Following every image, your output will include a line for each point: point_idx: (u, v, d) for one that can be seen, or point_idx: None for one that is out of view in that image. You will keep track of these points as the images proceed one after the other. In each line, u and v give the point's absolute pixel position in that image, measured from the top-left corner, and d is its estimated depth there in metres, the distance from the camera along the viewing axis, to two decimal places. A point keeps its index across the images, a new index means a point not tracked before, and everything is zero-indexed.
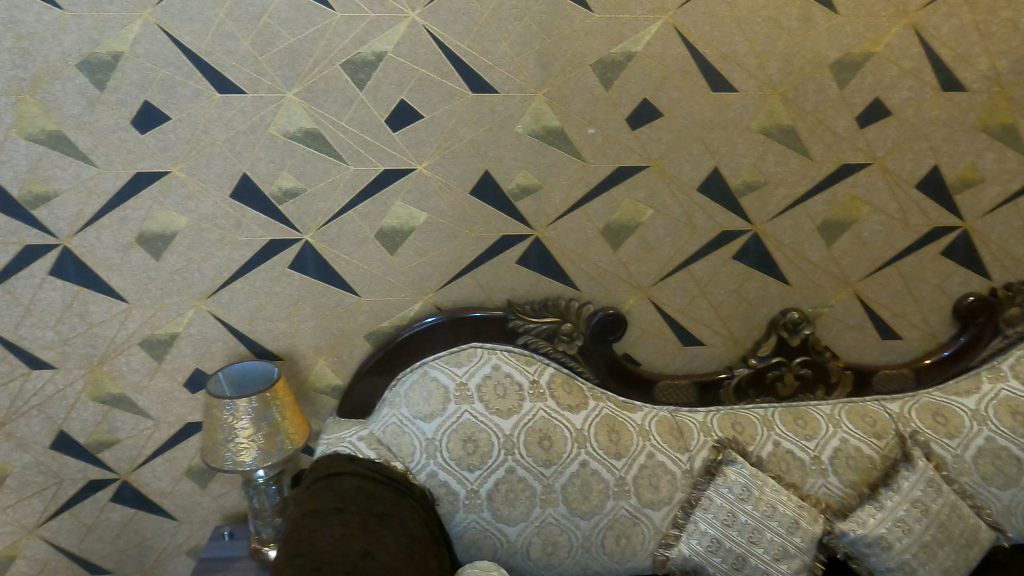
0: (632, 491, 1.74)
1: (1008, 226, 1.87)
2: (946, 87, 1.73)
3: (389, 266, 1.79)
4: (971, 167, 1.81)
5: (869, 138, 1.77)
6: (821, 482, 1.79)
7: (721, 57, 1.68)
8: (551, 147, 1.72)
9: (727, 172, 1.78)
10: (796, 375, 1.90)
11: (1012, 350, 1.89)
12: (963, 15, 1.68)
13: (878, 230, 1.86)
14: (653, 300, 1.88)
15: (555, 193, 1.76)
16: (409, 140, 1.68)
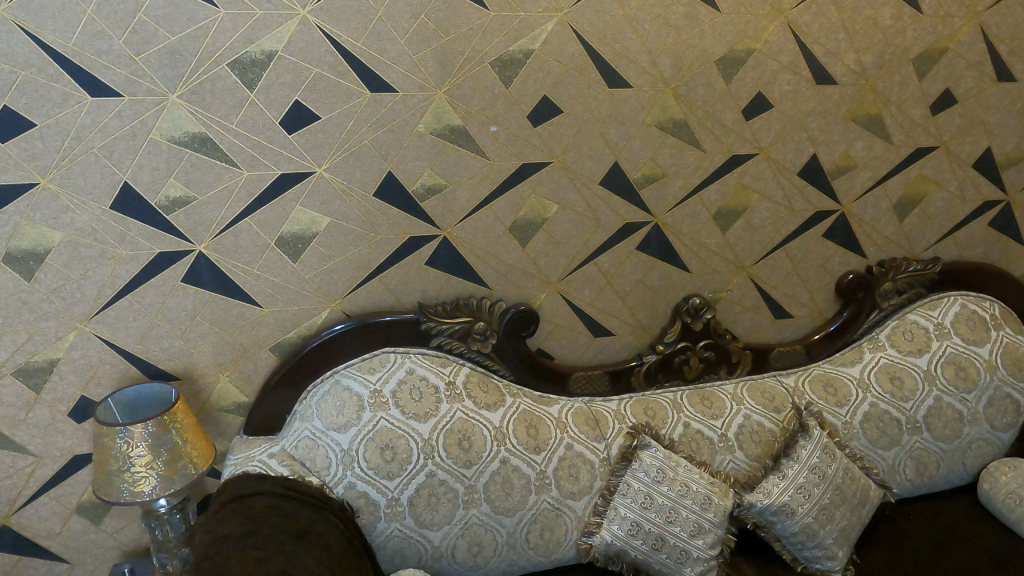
0: (554, 484, 1.76)
1: (878, 208, 2.03)
2: (820, 80, 1.86)
3: (294, 274, 1.72)
4: (844, 155, 1.95)
5: (755, 130, 1.87)
6: (730, 458, 1.89)
7: (616, 54, 1.73)
8: (457, 145, 1.71)
9: (628, 165, 1.83)
10: (701, 357, 1.98)
11: (887, 321, 2.06)
12: (831, 14, 1.81)
13: (767, 216, 1.97)
14: (565, 294, 1.91)
15: (462, 192, 1.75)
16: (308, 142, 1.62)
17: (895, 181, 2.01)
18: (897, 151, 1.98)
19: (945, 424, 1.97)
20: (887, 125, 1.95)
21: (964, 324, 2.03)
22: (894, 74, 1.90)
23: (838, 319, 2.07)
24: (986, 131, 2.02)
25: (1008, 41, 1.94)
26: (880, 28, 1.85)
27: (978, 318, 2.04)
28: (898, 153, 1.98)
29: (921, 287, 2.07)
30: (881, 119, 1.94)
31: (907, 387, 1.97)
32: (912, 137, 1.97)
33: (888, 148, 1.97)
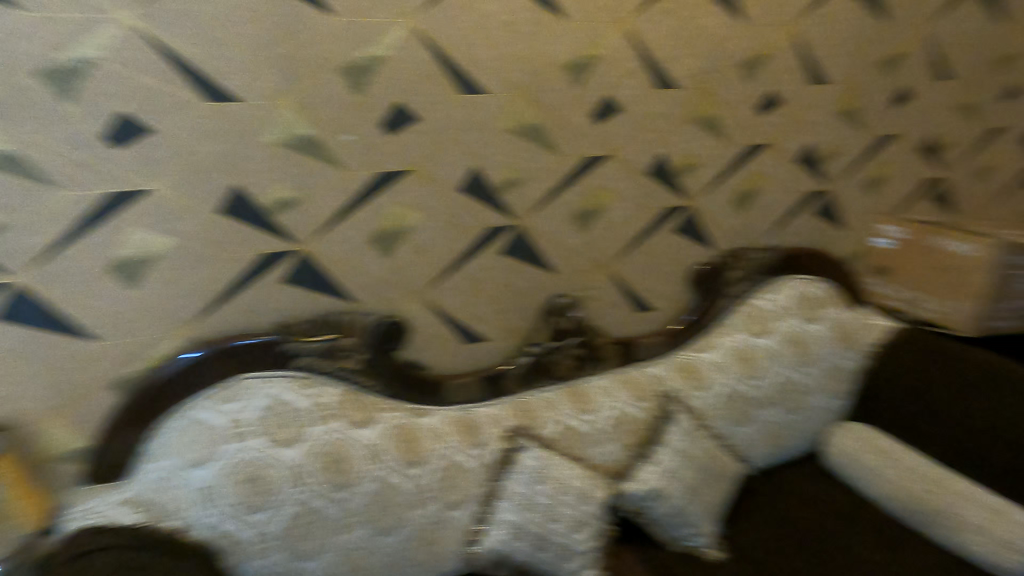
0: (430, 499, 1.66)
1: (726, 199, 2.08)
2: (670, 80, 1.89)
3: (126, 308, 1.48)
4: (692, 152, 1.99)
5: (612, 130, 1.87)
6: (606, 454, 1.89)
7: (467, 57, 1.65)
8: (304, 153, 1.56)
9: (489, 170, 1.77)
10: (576, 355, 1.93)
11: (737, 308, 2.08)
12: (671, 18, 1.83)
13: (631, 214, 1.98)
14: (434, 305, 1.80)
15: (315, 206, 1.60)
16: (129, 155, 1.40)
17: (749, 173, 2.07)
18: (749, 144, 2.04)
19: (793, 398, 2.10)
20: (728, 123, 2.00)
21: (814, 305, 2.13)
22: (741, 71, 1.95)
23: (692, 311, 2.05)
24: (827, 122, 2.12)
25: (839, 37, 2.04)
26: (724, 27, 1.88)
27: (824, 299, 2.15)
28: (742, 145, 2.04)
29: (762, 273, 2.10)
30: (733, 114, 1.98)
31: (758, 367, 2.05)
32: (751, 128, 2.03)
33: (732, 143, 2.03)
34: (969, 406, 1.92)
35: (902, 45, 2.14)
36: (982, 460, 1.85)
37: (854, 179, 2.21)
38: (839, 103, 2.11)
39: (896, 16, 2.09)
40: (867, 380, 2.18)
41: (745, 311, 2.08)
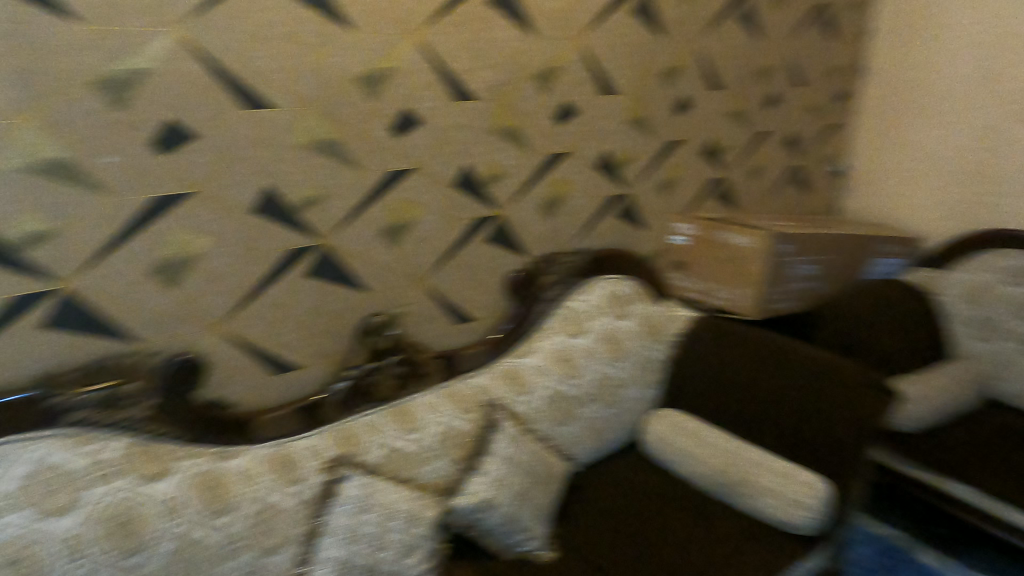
0: (441, 462, 1.35)
1: (739, 202, 2.03)
2: (715, 64, 1.82)
3: (285, 315, 1.28)
4: (707, 164, 1.91)
5: (680, 118, 1.79)
6: (678, 444, 1.54)
7: (589, 44, 1.55)
8: (435, 131, 1.37)
9: (589, 151, 1.63)
10: (636, 328, 1.67)
11: (805, 283, 1.77)
12: (524, 7, 1.43)
13: (687, 199, 1.89)
14: (478, 293, 1.54)
15: (446, 189, 1.42)
16: (293, 142, 1.21)
17: (763, 152, 2.05)
18: (764, 131, 2.03)
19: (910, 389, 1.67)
20: (707, 135, 1.88)
21: (883, 287, 1.91)
22: (760, 56, 1.93)
23: (771, 281, 1.67)
24: (817, 113, 2.19)
25: (833, 30, 2.13)
26: (747, 15, 1.85)
27: (901, 292, 1.92)
28: (748, 145, 1.99)
29: (831, 245, 1.80)
30: (752, 101, 1.96)
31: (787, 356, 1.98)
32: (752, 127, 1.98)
33: (737, 149, 1.98)
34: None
35: (928, 26, 2.09)
36: None
37: (834, 166, 2.34)
38: (829, 96, 2.22)
39: (877, 19, 2.24)
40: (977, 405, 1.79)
41: (820, 287, 1.83)
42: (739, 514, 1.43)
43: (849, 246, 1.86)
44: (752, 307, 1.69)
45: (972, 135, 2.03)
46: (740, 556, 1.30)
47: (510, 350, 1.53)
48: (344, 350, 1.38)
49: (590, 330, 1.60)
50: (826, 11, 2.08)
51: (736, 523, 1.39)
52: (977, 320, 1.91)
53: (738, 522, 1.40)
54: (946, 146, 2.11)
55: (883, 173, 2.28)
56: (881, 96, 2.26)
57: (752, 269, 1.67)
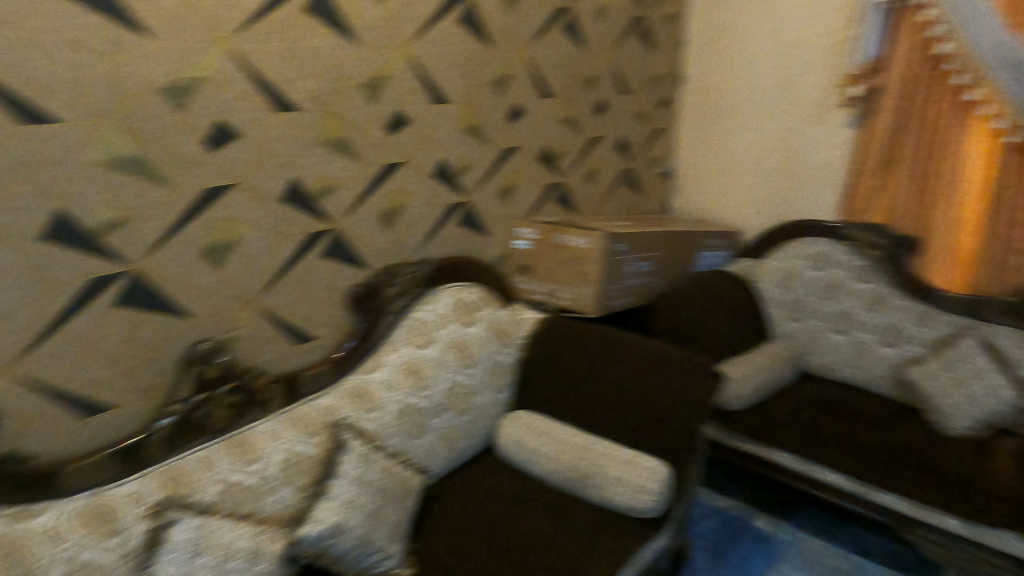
0: (285, 490, 1.26)
1: (576, 205, 2.12)
2: (544, 73, 1.89)
3: (92, 351, 1.15)
4: (543, 169, 1.97)
5: (514, 126, 1.84)
6: (532, 445, 1.56)
7: (416, 54, 1.55)
8: (255, 145, 1.30)
9: (426, 160, 1.63)
10: (484, 333, 1.68)
11: (637, 279, 1.89)
12: (345, 16, 1.39)
13: (527, 204, 1.95)
14: (317, 310, 1.49)
15: (273, 204, 1.36)
16: (88, 159, 1.09)
17: (596, 157, 2.16)
18: (595, 136, 2.13)
19: (732, 370, 1.82)
20: (542, 142, 1.94)
21: (709, 276, 2.07)
22: (586, 66, 2.02)
23: (608, 279, 1.77)
24: (643, 119, 2.34)
25: (651, 41, 2.28)
26: (571, 26, 1.93)
27: (725, 281, 2.09)
28: (580, 150, 2.08)
29: (659, 243, 1.94)
30: (582, 108, 2.05)
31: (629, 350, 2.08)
32: (583, 133, 2.08)
33: (571, 155, 2.06)
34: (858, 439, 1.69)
35: (731, 38, 2.31)
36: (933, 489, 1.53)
37: (661, 168, 2.51)
38: (653, 103, 2.37)
39: (690, 31, 2.43)
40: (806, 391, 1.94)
41: (652, 281, 1.96)
42: (594, 506, 1.46)
43: (674, 242, 2.01)
44: (593, 304, 1.77)
45: (777, 136, 2.26)
46: (594, 547, 1.32)
47: (356, 367, 1.48)
48: (165, 383, 1.27)
49: (438, 340, 1.59)
50: (643, 23, 2.22)
51: (589, 515, 1.42)
52: (787, 301, 2.14)
53: (592, 514, 1.43)
54: (755, 146, 2.33)
55: (705, 171, 2.48)
56: (699, 102, 2.45)
57: (590, 269, 1.74)
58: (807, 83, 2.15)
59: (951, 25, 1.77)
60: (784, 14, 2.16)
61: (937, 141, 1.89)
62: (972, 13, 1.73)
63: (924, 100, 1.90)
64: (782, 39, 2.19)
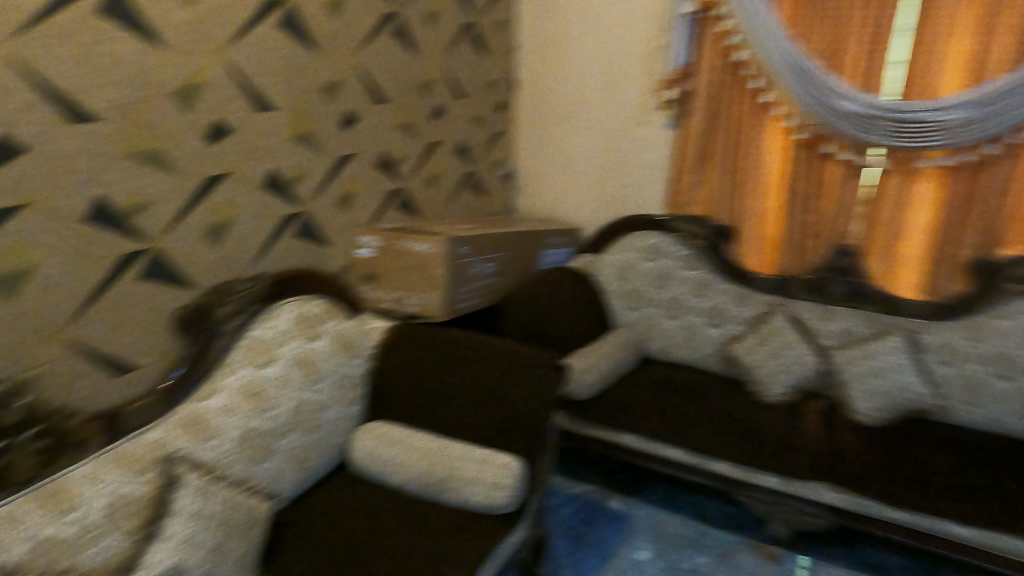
0: (109, 539, 1.14)
1: (418, 210, 2.12)
2: (376, 78, 1.87)
3: None
4: (382, 175, 1.95)
5: (348, 132, 1.80)
6: (387, 455, 1.53)
7: (235, 59, 1.47)
8: (46, 159, 1.17)
9: (253, 170, 1.55)
10: (330, 347, 1.62)
11: (481, 279, 1.95)
12: (147, 19, 1.29)
13: (368, 212, 1.92)
14: (136, 336, 1.37)
15: (73, 225, 1.23)
16: None
17: (436, 161, 2.17)
18: (433, 141, 2.14)
19: (577, 361, 1.90)
20: (379, 147, 1.92)
21: (553, 273, 2.15)
22: (419, 71, 2.03)
23: (453, 282, 1.80)
24: (481, 123, 2.38)
25: (483, 47, 2.33)
26: (401, 32, 1.92)
27: (568, 276, 2.19)
28: (419, 155, 2.08)
29: (500, 244, 2.01)
30: (419, 114, 2.05)
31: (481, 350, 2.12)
32: (420, 138, 2.08)
33: (410, 160, 2.05)
34: (701, 416, 1.82)
35: (557, 45, 2.42)
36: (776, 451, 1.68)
37: (501, 170, 2.57)
38: (490, 107, 2.43)
39: (520, 37, 2.50)
40: (651, 378, 2.08)
41: (499, 280, 2.07)
42: (451, 509, 1.46)
43: (516, 243, 2.12)
44: (439, 309, 1.79)
45: (606, 136, 2.41)
46: (450, 552, 1.32)
47: (190, 395, 1.36)
48: None
49: (280, 358, 1.51)
50: (475, 29, 2.26)
51: (446, 519, 1.42)
52: (625, 291, 2.28)
53: (448, 517, 1.43)
54: (588, 147, 2.46)
55: (543, 172, 2.58)
56: (534, 106, 2.54)
57: (435, 274, 1.76)
58: (630, 87, 2.30)
59: (743, 35, 1.97)
60: (602, 23, 2.31)
61: (742, 140, 2.10)
62: (761, 26, 1.92)
63: (728, 102, 2.10)
64: (603, 46, 2.33)
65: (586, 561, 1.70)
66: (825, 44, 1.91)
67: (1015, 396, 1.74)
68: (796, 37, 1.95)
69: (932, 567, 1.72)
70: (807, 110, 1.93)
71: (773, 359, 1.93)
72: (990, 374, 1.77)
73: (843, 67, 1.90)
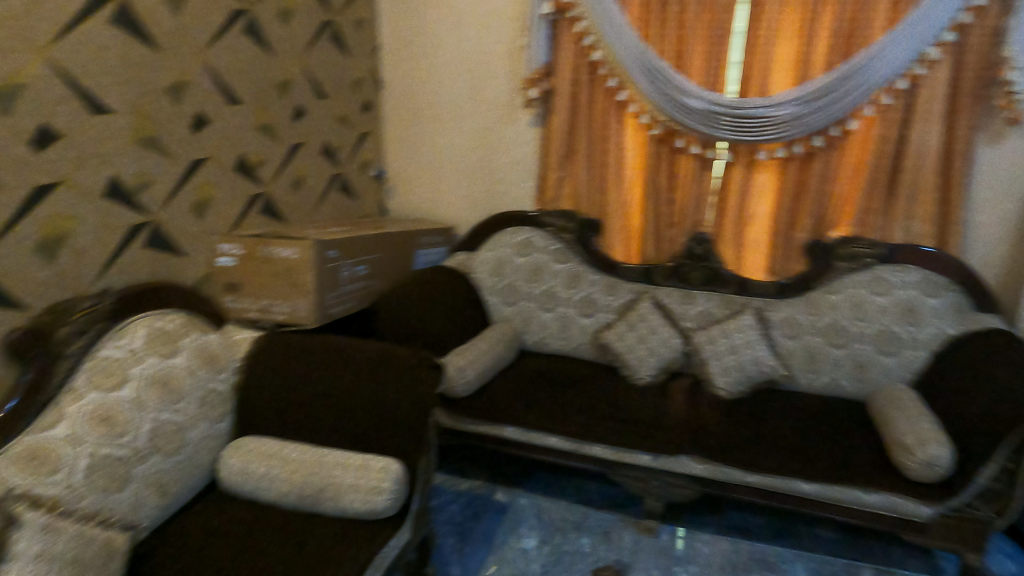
0: None
1: (281, 214, 2.04)
2: (228, 78, 1.78)
3: None
4: (240, 179, 1.86)
5: (200, 136, 1.71)
6: (257, 469, 1.47)
7: (62, 60, 1.34)
8: None
9: (89, 179, 1.43)
10: (189, 363, 1.53)
11: (353, 282, 1.94)
12: None
13: (226, 219, 1.83)
14: None
15: None
16: None
17: (299, 164, 2.10)
18: (295, 143, 2.07)
19: (455, 360, 1.89)
20: (235, 150, 1.83)
21: (428, 273, 2.16)
22: (276, 71, 1.95)
23: (323, 286, 1.79)
24: (346, 124, 2.34)
25: (345, 46, 2.28)
26: (254, 29, 1.84)
27: (443, 275, 2.20)
28: (280, 157, 2.01)
29: (370, 246, 2.01)
30: (278, 115, 1.98)
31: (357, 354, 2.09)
32: (281, 140, 2.01)
33: (271, 163, 1.97)
34: (577, 402, 1.89)
35: (421, 44, 2.42)
36: (647, 429, 1.76)
37: (370, 170, 2.53)
38: (355, 107, 2.39)
39: (382, 35, 2.47)
40: (530, 369, 2.11)
41: (371, 283, 2.05)
42: (331, 518, 1.42)
43: (387, 244, 2.11)
44: (311, 315, 1.77)
45: (475, 135, 2.44)
46: (335, 560, 1.29)
47: (27, 428, 1.22)
48: None
49: (132, 379, 1.39)
50: (334, 27, 2.21)
51: (325, 529, 1.38)
52: (500, 287, 2.31)
53: (328, 527, 1.39)
54: (457, 146, 2.48)
55: (413, 171, 2.58)
56: (401, 105, 2.52)
57: (304, 280, 1.75)
58: (495, 86, 2.35)
59: (597, 36, 2.07)
60: (464, 23, 2.33)
61: (602, 136, 2.20)
62: (612, 27, 2.02)
63: (587, 100, 2.19)
64: (466, 45, 2.35)
65: (473, 555, 1.72)
66: (672, 44, 2.03)
67: (846, 360, 1.95)
68: (646, 38, 2.06)
69: (785, 522, 1.90)
70: (658, 106, 2.04)
71: (641, 343, 2.03)
72: (827, 343, 1.97)
73: (689, 67, 2.03)
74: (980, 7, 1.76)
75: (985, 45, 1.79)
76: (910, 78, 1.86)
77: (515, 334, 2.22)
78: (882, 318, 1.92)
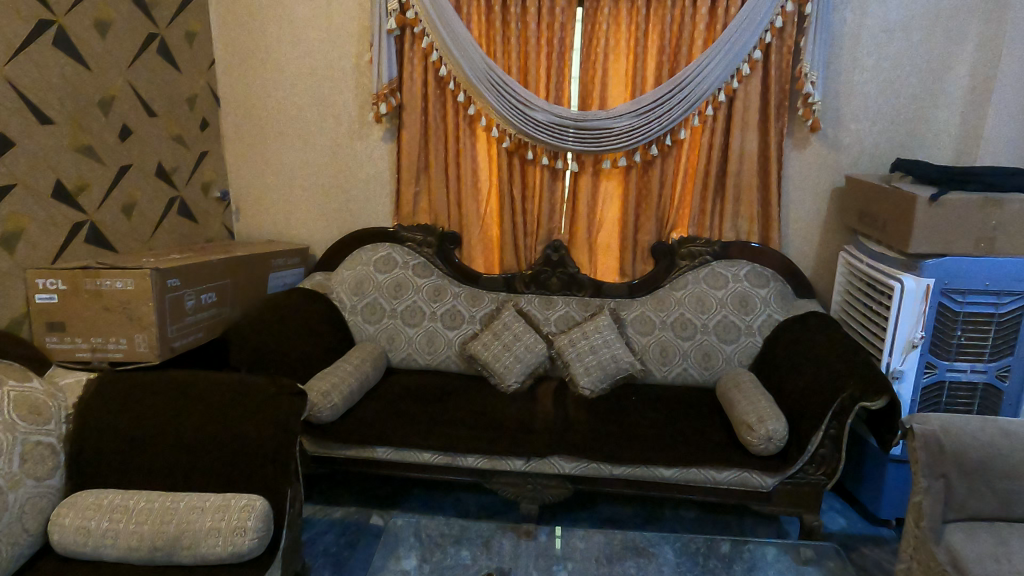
0: None
1: (111, 242, 1.86)
2: (37, 94, 1.60)
3: None
4: (59, 205, 1.68)
5: (5, 160, 1.52)
6: (95, 525, 1.31)
7: None
8: None
9: None
10: (6, 417, 1.33)
11: (198, 311, 1.81)
12: None
13: (42, 251, 1.64)
14: None
15: None
16: None
17: (129, 189, 1.93)
18: (123, 164, 1.90)
19: (319, 384, 1.81)
20: (50, 174, 1.65)
21: (283, 297, 2.07)
22: (95, 86, 1.79)
23: (166, 317, 1.68)
24: (182, 142, 2.18)
25: (175, 61, 2.13)
26: (66, 42, 1.67)
27: (300, 297, 2.11)
28: (106, 180, 1.84)
29: (218, 271, 1.90)
30: (101, 135, 1.81)
31: None
32: (106, 162, 1.83)
33: (95, 186, 1.80)
34: (447, 415, 1.88)
35: (261, 59, 2.32)
36: (517, 434, 1.79)
37: (213, 192, 2.38)
38: (191, 125, 2.24)
39: (219, 50, 2.34)
40: (397, 386, 2.07)
41: (220, 312, 1.93)
42: (187, 568, 1.31)
43: (236, 268, 1.99)
44: (153, 351, 1.65)
45: (326, 152, 2.37)
46: None
47: None
48: None
49: None
50: (163, 39, 2.06)
51: None
52: (362, 306, 2.23)
53: None
54: (307, 163, 2.40)
55: (261, 191, 2.46)
56: (243, 122, 2.40)
57: (143, 313, 1.62)
58: (344, 102, 2.31)
59: (442, 51, 2.10)
60: (308, 37, 2.27)
61: (455, 151, 2.22)
62: (458, 43, 2.05)
63: (438, 115, 2.21)
64: (309, 60, 2.29)
65: None
66: (516, 60, 2.10)
67: (694, 351, 2.09)
68: (491, 55, 2.12)
69: (650, 509, 2.02)
70: (506, 120, 2.09)
71: (506, 351, 2.06)
72: (676, 336, 2.11)
73: (534, 83, 2.11)
74: (779, 28, 2.01)
75: (785, 61, 2.04)
76: (727, 92, 2.06)
77: (381, 352, 2.15)
78: (721, 310, 2.10)
